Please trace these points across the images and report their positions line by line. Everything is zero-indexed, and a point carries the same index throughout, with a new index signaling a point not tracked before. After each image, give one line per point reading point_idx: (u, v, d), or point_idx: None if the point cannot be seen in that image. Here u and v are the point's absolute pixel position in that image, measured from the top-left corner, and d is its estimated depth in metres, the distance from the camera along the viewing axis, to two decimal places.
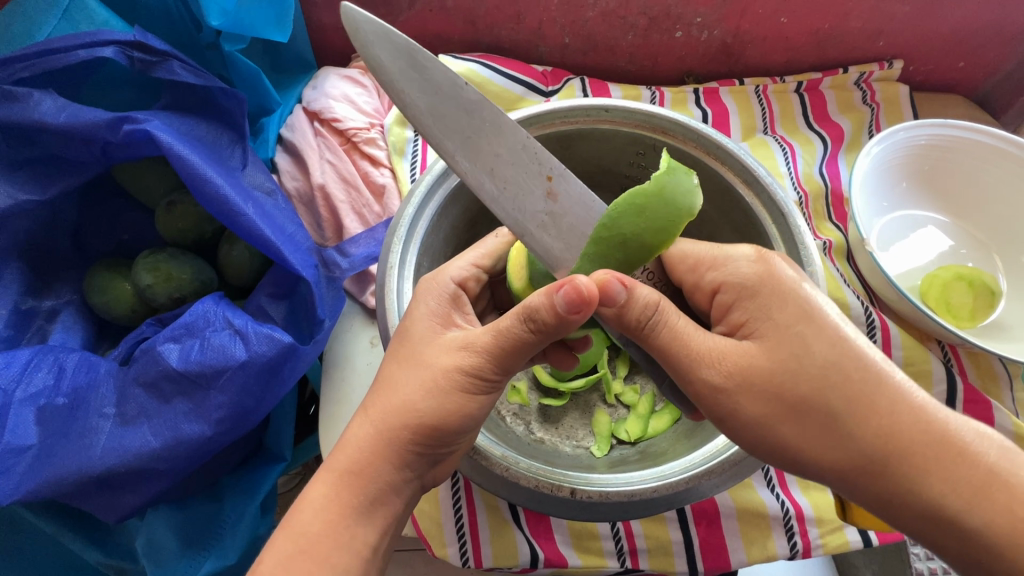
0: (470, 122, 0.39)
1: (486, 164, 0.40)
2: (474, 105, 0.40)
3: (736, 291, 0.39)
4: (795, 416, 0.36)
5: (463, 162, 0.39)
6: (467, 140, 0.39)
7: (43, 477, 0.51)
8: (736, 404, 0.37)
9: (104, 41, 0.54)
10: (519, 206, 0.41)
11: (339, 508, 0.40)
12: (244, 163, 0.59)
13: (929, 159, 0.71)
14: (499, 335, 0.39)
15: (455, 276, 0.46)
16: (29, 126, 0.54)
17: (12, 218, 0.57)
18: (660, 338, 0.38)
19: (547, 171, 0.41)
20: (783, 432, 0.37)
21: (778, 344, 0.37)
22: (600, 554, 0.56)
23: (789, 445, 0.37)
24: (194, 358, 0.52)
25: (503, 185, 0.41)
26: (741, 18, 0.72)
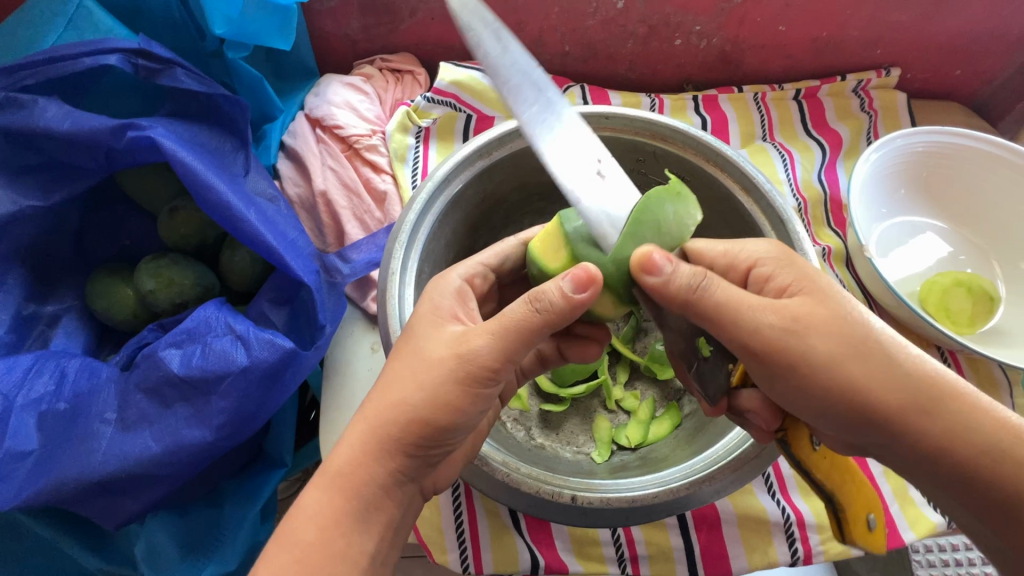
0: (536, 92, 0.39)
1: (548, 133, 0.38)
2: (543, 79, 0.39)
3: (775, 263, 0.41)
4: (858, 355, 0.38)
5: (528, 127, 0.38)
6: (533, 108, 0.38)
7: (44, 482, 0.51)
8: (807, 346, 0.38)
9: (109, 49, 0.54)
10: (575, 179, 0.39)
11: (333, 516, 0.38)
12: (246, 169, 0.59)
13: (927, 166, 0.71)
14: (505, 325, 0.39)
15: (463, 273, 0.46)
16: (32, 132, 0.54)
17: (14, 224, 0.57)
18: (716, 301, 0.38)
19: (598, 154, 0.40)
20: (850, 371, 0.38)
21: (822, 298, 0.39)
22: (600, 561, 0.56)
23: (858, 384, 0.38)
24: (195, 364, 0.53)
25: (562, 156, 0.39)
26: (740, 26, 0.73)
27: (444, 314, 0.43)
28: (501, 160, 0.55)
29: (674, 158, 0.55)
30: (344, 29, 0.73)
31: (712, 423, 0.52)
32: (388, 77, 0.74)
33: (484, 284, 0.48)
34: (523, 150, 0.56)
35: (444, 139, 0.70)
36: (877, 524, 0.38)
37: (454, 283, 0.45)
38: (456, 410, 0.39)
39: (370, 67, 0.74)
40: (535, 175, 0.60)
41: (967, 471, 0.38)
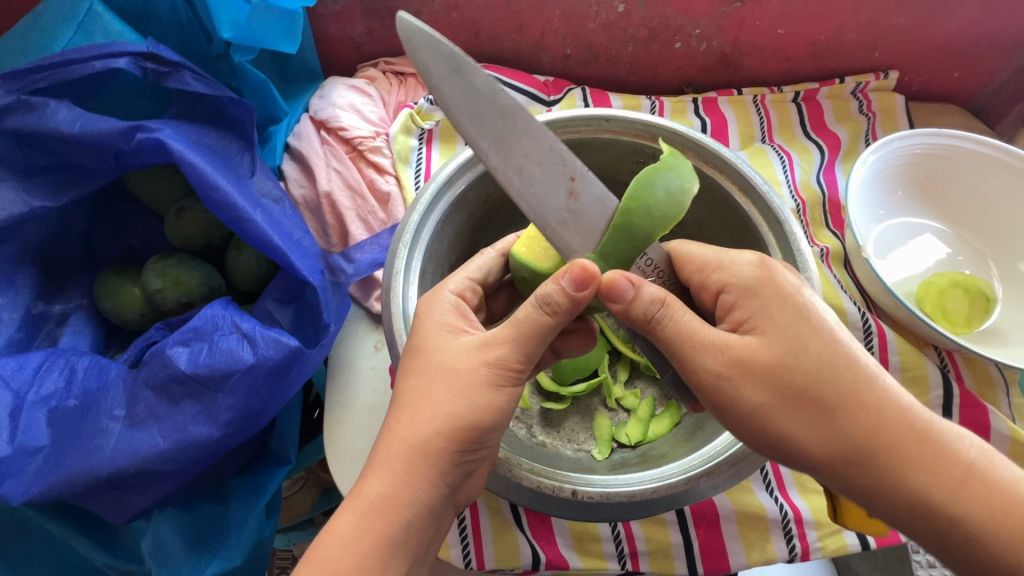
0: (505, 126, 0.39)
1: (518, 165, 0.40)
2: (510, 111, 0.39)
3: (739, 292, 0.41)
4: (792, 406, 0.37)
5: (495, 161, 0.39)
6: (500, 141, 0.39)
7: (56, 476, 0.52)
8: (737, 390, 0.38)
9: (118, 53, 0.55)
10: (546, 204, 0.41)
11: (373, 538, 0.38)
12: (252, 170, 0.60)
13: (924, 168, 0.72)
14: (516, 328, 0.40)
15: (453, 289, 0.47)
16: (45, 134, 0.55)
17: (25, 224, 0.58)
18: (668, 331, 0.40)
19: (570, 171, 0.42)
20: (782, 420, 0.38)
21: (779, 338, 0.38)
22: (600, 556, 0.57)
23: (787, 430, 0.37)
24: (202, 361, 0.54)
25: (532, 183, 0.40)
26: (739, 29, 0.74)
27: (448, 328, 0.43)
28: None
29: None
30: (349, 32, 0.74)
31: (711, 421, 0.53)
32: (391, 80, 0.75)
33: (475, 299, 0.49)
34: None
35: (446, 141, 0.71)
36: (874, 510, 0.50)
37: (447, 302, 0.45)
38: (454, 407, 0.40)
39: (373, 70, 0.76)
40: None
41: (900, 519, 0.37)
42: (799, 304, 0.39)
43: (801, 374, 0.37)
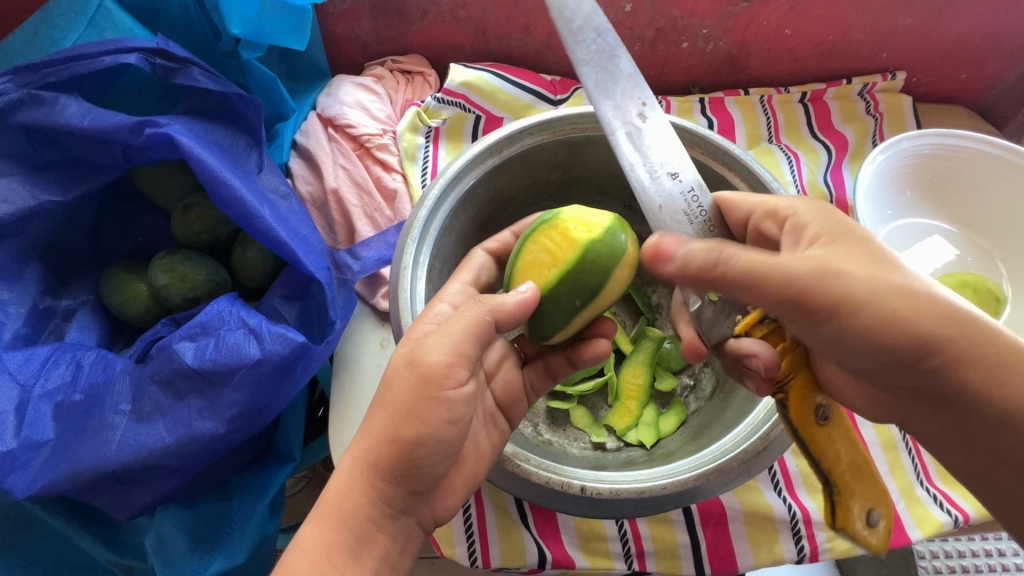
0: (595, 36, 0.44)
1: (597, 69, 0.43)
2: (613, 43, 0.44)
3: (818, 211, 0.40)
4: (907, 295, 0.35)
5: (580, 62, 0.43)
6: (591, 51, 0.43)
7: (59, 471, 0.51)
8: (840, 285, 0.35)
9: (127, 48, 0.55)
10: (614, 112, 0.43)
11: (328, 547, 0.38)
12: (260, 167, 0.61)
13: (932, 168, 0.71)
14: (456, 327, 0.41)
15: (448, 298, 0.47)
16: (55, 128, 0.56)
17: (33, 219, 0.58)
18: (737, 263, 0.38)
19: (643, 99, 0.43)
20: (893, 306, 0.35)
21: (859, 241, 0.37)
22: (607, 556, 0.56)
23: (903, 318, 0.35)
24: (208, 357, 0.53)
25: (607, 94, 0.43)
26: (746, 30, 0.74)
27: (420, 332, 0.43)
28: (511, 158, 0.56)
29: None
30: (356, 31, 0.74)
31: (721, 420, 0.53)
32: (398, 79, 0.75)
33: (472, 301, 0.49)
34: (532, 149, 0.56)
35: (453, 139, 0.71)
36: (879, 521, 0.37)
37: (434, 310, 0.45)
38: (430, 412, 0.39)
39: (381, 68, 0.76)
40: (544, 173, 0.61)
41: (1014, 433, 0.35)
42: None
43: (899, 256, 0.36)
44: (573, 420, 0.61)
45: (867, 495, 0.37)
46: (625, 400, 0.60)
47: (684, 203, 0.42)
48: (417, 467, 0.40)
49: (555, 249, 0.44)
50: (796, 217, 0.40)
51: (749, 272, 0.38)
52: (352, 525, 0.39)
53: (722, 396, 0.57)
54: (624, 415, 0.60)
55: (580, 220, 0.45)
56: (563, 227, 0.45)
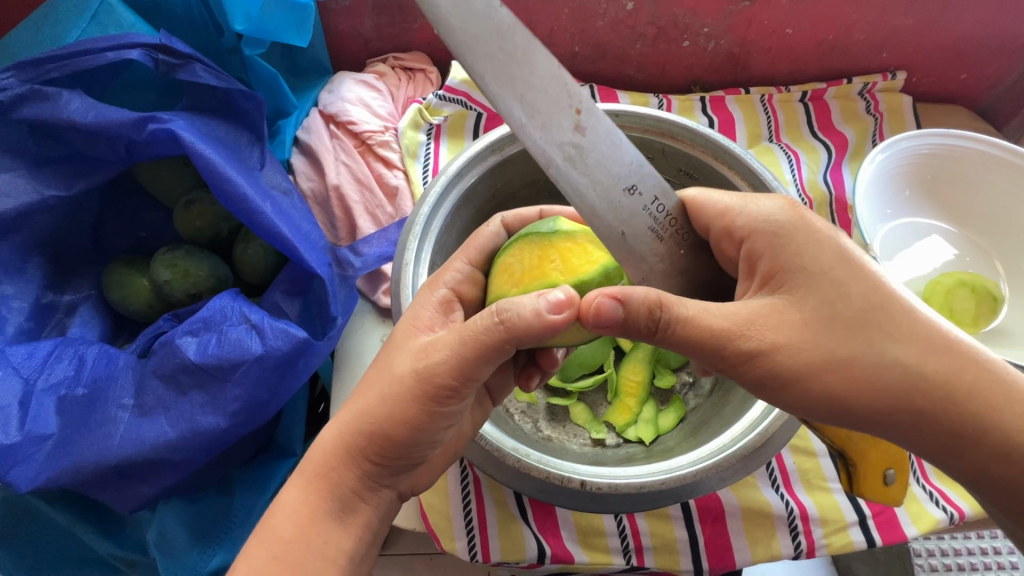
0: (495, 35, 0.31)
1: (513, 88, 0.32)
2: (517, 34, 0.31)
3: (768, 239, 0.39)
4: (842, 369, 0.36)
5: (491, 88, 0.31)
6: (493, 56, 0.31)
7: (64, 464, 0.52)
8: (774, 362, 0.36)
9: (131, 44, 0.56)
10: (548, 142, 0.34)
11: (313, 528, 0.41)
12: (262, 163, 0.61)
13: (931, 169, 0.72)
14: (467, 335, 0.38)
15: (449, 282, 0.46)
16: (58, 124, 0.56)
17: (35, 214, 0.58)
18: (680, 332, 0.37)
19: (576, 103, 0.34)
20: (827, 384, 0.36)
21: (807, 294, 0.37)
22: (606, 551, 0.57)
23: (839, 395, 0.36)
24: (211, 352, 0.54)
25: (534, 116, 0.33)
26: (747, 29, 0.74)
27: (420, 324, 0.43)
28: (513, 156, 0.57)
29: (683, 156, 0.56)
30: (358, 28, 0.74)
31: (720, 416, 0.54)
32: (400, 76, 0.75)
33: (477, 288, 0.48)
34: None
35: (455, 137, 0.71)
36: (894, 479, 0.43)
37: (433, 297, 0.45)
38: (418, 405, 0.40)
39: (383, 65, 0.76)
40: (545, 172, 0.61)
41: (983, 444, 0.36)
42: (837, 245, 0.38)
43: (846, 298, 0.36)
44: (572, 417, 0.61)
45: (876, 459, 0.43)
46: (624, 397, 0.61)
47: (646, 215, 0.39)
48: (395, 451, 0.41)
49: (528, 269, 0.44)
50: (751, 243, 0.39)
51: (691, 333, 0.36)
52: (335, 494, 0.42)
53: (720, 393, 0.58)
54: (623, 413, 0.60)
55: (565, 259, 0.43)
56: (547, 254, 0.43)
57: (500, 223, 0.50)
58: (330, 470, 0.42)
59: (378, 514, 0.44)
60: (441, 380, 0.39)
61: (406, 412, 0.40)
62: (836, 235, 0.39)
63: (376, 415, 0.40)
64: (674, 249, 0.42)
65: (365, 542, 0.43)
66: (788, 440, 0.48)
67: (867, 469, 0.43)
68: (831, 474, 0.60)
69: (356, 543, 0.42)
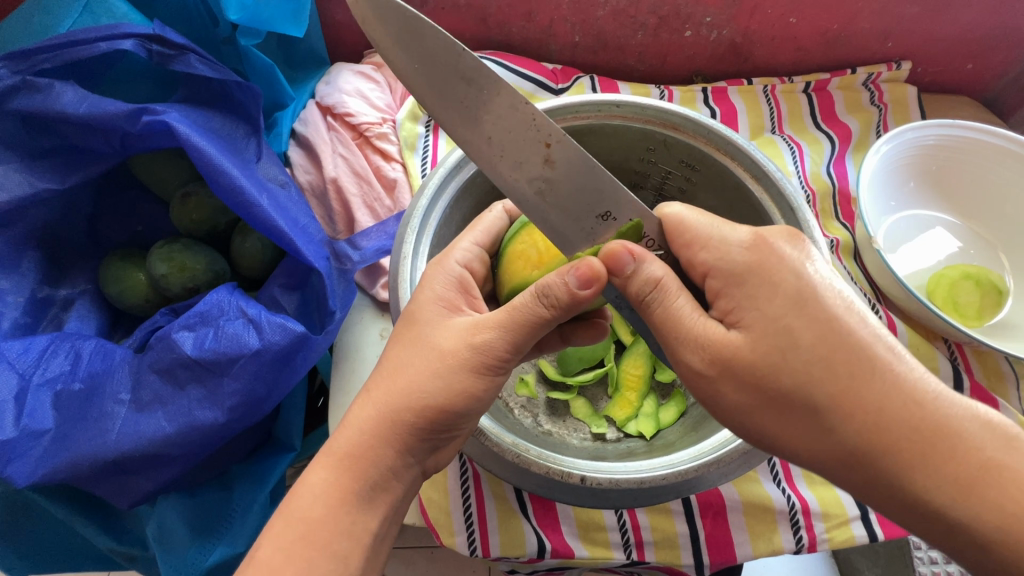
0: (464, 83, 0.36)
1: (478, 132, 0.37)
2: (486, 88, 0.36)
3: (724, 278, 0.36)
4: (772, 411, 0.34)
5: (457, 134, 0.37)
6: (463, 108, 0.37)
7: (61, 459, 0.52)
8: (718, 391, 0.35)
9: (124, 34, 0.55)
10: (514, 176, 0.39)
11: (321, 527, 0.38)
12: (258, 156, 0.60)
13: (936, 160, 0.71)
14: (513, 316, 0.39)
15: (460, 260, 0.46)
16: (51, 115, 0.55)
17: (30, 208, 0.58)
18: (654, 317, 0.38)
19: (546, 138, 0.38)
20: (761, 424, 0.35)
21: (761, 336, 0.34)
22: (606, 546, 0.56)
23: (773, 437, 0.34)
24: (208, 346, 0.53)
25: (500, 154, 0.38)
26: (750, 18, 0.73)
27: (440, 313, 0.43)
28: None
29: (684, 147, 0.56)
30: (356, 18, 0.73)
31: None
32: None
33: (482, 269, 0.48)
34: None
35: None
36: None
37: (450, 270, 0.45)
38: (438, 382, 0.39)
39: (380, 56, 0.75)
40: None
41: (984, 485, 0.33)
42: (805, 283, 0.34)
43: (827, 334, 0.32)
44: (573, 411, 0.61)
45: None
46: (626, 391, 0.61)
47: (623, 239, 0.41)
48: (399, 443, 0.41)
49: (543, 251, 0.48)
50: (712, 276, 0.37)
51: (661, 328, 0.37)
52: (368, 475, 0.40)
53: None
54: (624, 406, 0.60)
55: None
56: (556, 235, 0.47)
57: (501, 207, 0.51)
58: (366, 449, 0.40)
59: (399, 495, 0.43)
60: (497, 354, 0.40)
61: (458, 382, 0.40)
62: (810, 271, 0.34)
63: (387, 396, 0.40)
64: None
65: (387, 521, 0.42)
66: None
67: None
68: None
69: (382, 522, 0.41)
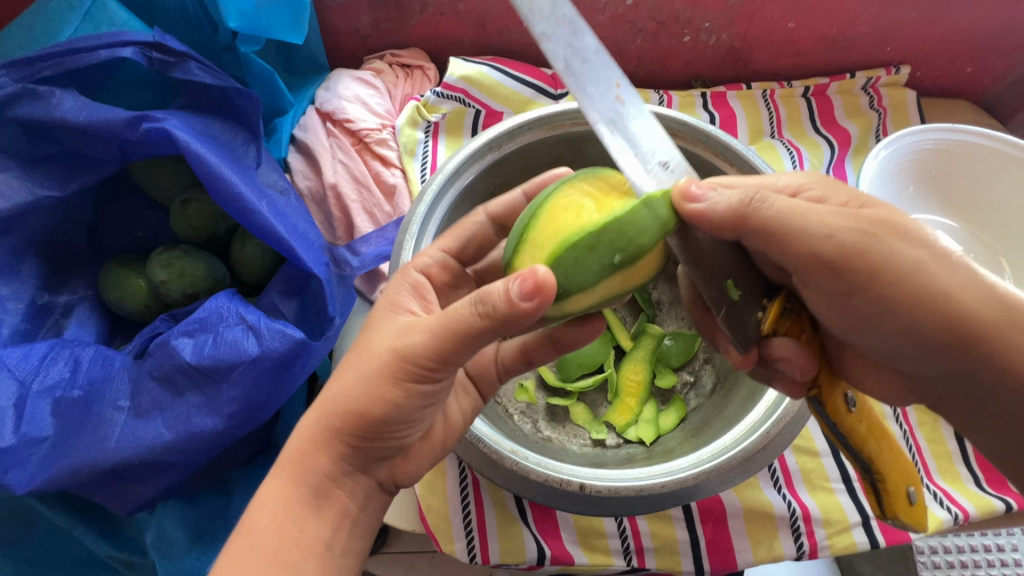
0: (553, 6, 0.38)
1: (564, 50, 0.38)
2: (572, 13, 0.38)
3: (823, 186, 0.39)
4: (944, 267, 0.37)
5: (546, 45, 0.38)
6: (553, 29, 0.38)
7: (58, 467, 0.52)
8: (891, 253, 0.36)
9: (124, 42, 0.55)
10: (589, 97, 0.38)
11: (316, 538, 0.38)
12: (258, 161, 0.60)
13: (936, 164, 0.71)
14: (447, 321, 0.36)
15: (420, 266, 0.46)
16: (50, 123, 0.55)
17: (30, 214, 0.58)
18: (778, 215, 0.37)
19: (618, 76, 0.39)
20: (940, 278, 0.36)
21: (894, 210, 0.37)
22: (606, 553, 0.56)
23: (946, 292, 0.36)
24: (207, 353, 0.53)
25: (580, 73, 0.38)
26: (749, 23, 0.73)
27: None
28: (511, 154, 0.56)
29: (683, 152, 0.56)
30: (355, 24, 0.73)
31: (721, 416, 0.53)
32: (398, 72, 0.74)
33: (447, 274, 0.47)
34: (530, 144, 0.56)
35: (453, 134, 0.70)
36: (918, 496, 0.39)
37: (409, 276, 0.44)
38: (396, 392, 0.37)
39: (380, 62, 0.75)
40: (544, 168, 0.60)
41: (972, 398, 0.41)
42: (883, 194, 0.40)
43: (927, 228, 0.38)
44: (572, 417, 0.60)
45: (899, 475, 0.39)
46: (625, 397, 0.60)
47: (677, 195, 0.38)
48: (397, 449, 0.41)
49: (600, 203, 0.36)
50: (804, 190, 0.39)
51: (794, 222, 0.37)
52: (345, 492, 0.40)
53: (722, 393, 0.57)
54: (623, 413, 0.59)
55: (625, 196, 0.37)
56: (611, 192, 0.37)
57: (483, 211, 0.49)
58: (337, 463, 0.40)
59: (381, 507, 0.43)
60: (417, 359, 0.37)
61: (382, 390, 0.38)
62: None
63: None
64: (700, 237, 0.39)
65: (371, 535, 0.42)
66: (791, 443, 0.47)
67: (895, 482, 0.38)
68: (833, 474, 0.59)
69: (365, 537, 0.41)
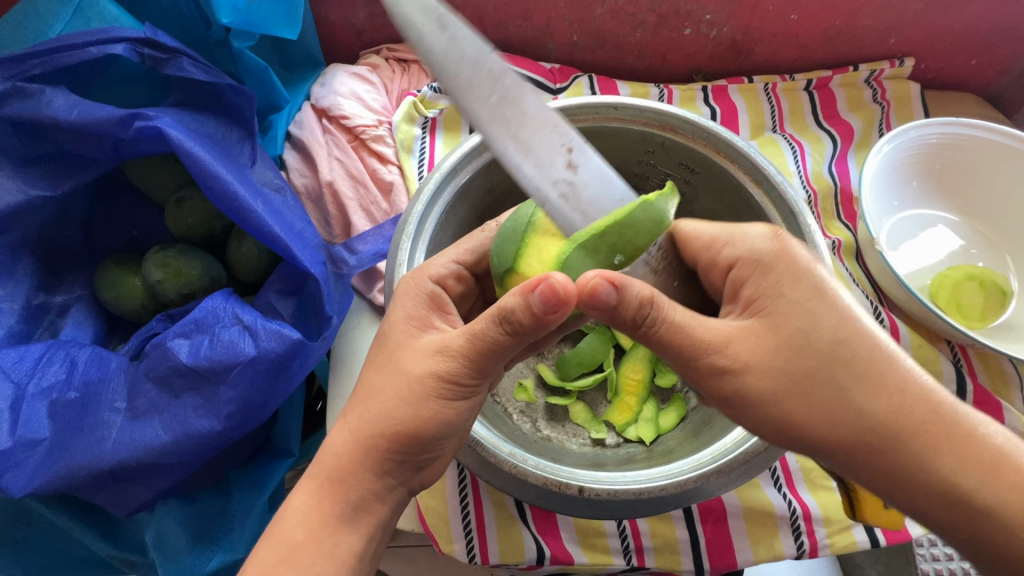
0: (491, 82, 0.34)
1: (507, 129, 0.35)
2: (512, 85, 0.34)
3: (751, 268, 0.37)
4: (807, 393, 0.34)
5: (485, 128, 0.34)
6: (495, 107, 0.34)
7: (57, 468, 0.51)
8: (741, 383, 0.35)
9: (115, 38, 0.54)
10: (540, 176, 0.36)
11: (321, 522, 0.40)
12: (253, 159, 0.59)
13: (940, 158, 0.70)
14: (476, 339, 0.38)
15: (435, 276, 0.45)
16: (42, 122, 0.54)
17: (24, 214, 0.57)
18: (661, 333, 0.35)
19: (568, 142, 0.37)
20: (788, 409, 0.35)
21: (782, 322, 0.35)
22: (606, 552, 0.56)
23: (795, 421, 0.35)
24: (204, 354, 0.53)
25: (528, 153, 0.36)
26: (751, 15, 0.72)
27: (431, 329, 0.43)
28: None
29: (684, 149, 0.55)
30: (351, 18, 0.72)
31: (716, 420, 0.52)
32: (395, 68, 0.74)
33: (461, 284, 0.47)
34: None
35: (451, 130, 0.69)
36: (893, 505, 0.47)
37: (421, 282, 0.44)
38: (435, 408, 0.40)
39: (376, 56, 0.74)
40: None
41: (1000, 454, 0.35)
42: (815, 279, 0.36)
43: (846, 307, 0.35)
44: (571, 416, 0.60)
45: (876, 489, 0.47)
46: (624, 396, 0.60)
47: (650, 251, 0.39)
48: (396, 450, 0.41)
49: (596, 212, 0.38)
50: (736, 274, 0.38)
51: (674, 340, 0.35)
52: (345, 496, 0.40)
53: None
54: (623, 411, 0.59)
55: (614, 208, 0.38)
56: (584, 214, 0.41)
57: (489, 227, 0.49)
58: (336, 470, 0.40)
59: (388, 512, 0.43)
60: (456, 379, 0.39)
61: (425, 409, 0.40)
62: (818, 268, 0.37)
63: (396, 418, 0.40)
64: (668, 280, 0.43)
65: (373, 541, 0.42)
66: None
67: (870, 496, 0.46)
68: None
69: (367, 543, 0.41)
